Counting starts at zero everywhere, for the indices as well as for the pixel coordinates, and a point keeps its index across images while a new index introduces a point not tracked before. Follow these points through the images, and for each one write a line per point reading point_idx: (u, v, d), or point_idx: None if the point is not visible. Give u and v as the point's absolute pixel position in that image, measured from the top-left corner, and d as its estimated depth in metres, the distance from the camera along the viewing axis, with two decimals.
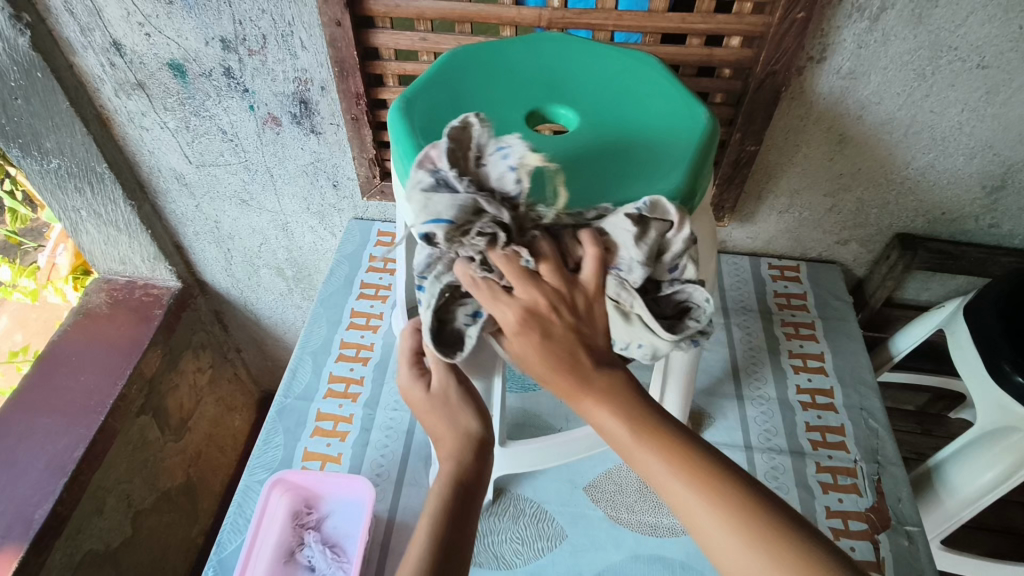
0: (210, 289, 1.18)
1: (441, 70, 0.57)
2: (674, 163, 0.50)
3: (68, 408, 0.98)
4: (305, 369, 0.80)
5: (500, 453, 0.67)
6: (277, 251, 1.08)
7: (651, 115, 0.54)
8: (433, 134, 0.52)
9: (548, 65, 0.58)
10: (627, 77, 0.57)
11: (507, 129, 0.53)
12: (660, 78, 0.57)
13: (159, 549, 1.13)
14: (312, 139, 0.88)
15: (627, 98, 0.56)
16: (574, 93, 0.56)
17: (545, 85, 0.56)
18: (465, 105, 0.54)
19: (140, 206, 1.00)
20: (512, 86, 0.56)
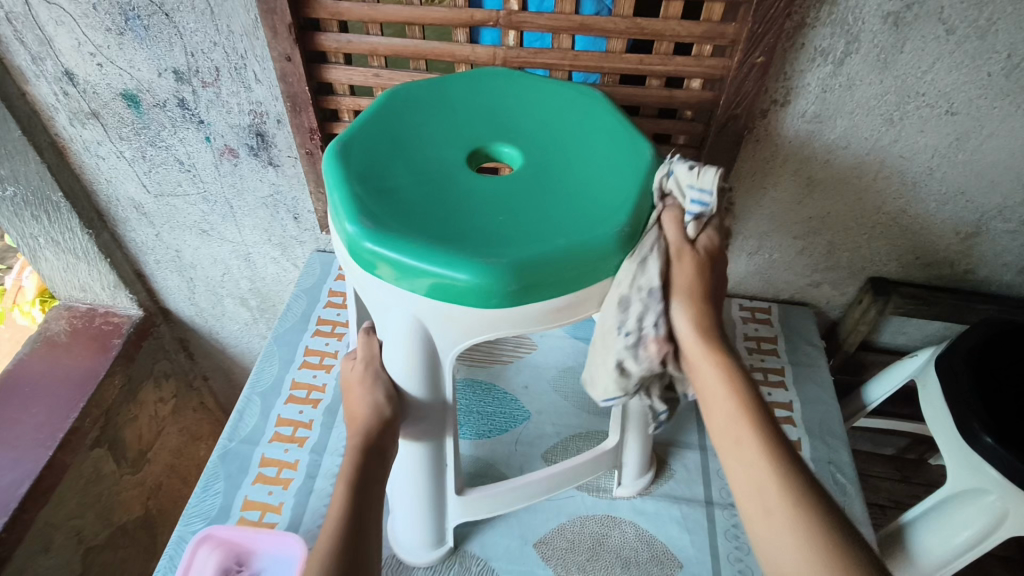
0: (174, 317, 1.15)
1: (376, 110, 0.52)
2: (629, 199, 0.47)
3: (15, 441, 0.95)
4: (253, 411, 0.77)
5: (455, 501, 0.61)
6: (240, 281, 1.05)
7: (597, 150, 0.51)
8: (369, 175, 0.47)
9: (486, 102, 0.55)
10: (570, 113, 0.54)
11: (446, 166, 0.49)
12: (603, 112, 0.55)
13: None
14: (270, 172, 0.86)
15: (573, 133, 0.53)
16: (517, 128, 0.53)
17: (486, 123, 0.53)
18: (403, 144, 0.50)
19: (99, 234, 0.98)
20: (454, 123, 0.53)
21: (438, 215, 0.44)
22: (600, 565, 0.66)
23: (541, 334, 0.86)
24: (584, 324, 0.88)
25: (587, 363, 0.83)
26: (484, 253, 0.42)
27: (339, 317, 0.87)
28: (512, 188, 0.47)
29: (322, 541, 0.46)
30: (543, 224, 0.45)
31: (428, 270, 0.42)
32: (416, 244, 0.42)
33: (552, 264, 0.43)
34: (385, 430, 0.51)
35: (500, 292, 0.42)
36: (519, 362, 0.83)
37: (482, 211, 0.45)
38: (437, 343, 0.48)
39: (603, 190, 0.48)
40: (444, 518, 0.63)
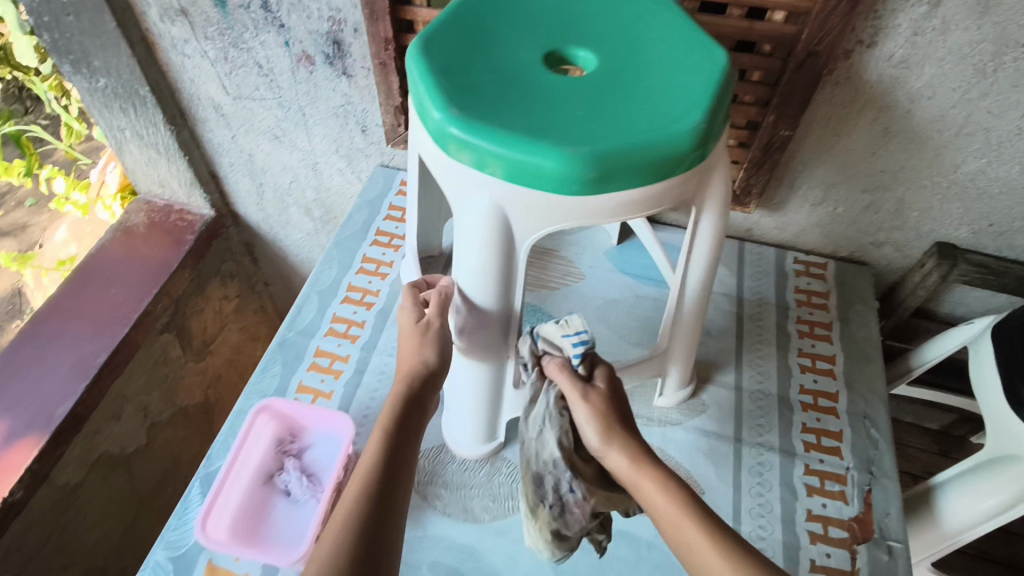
0: (242, 221, 1.21)
1: (456, 10, 0.53)
2: (710, 90, 0.47)
3: (96, 317, 1.03)
4: (311, 306, 0.82)
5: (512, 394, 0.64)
6: (306, 190, 1.10)
7: (676, 49, 0.51)
8: (452, 68, 0.48)
9: (564, 4, 0.55)
10: (648, 16, 0.54)
11: (526, 61, 0.49)
12: (681, 16, 0.54)
13: (172, 461, 1.19)
14: (343, 82, 0.88)
15: (653, 31, 0.53)
16: (597, 26, 0.53)
17: (563, 23, 0.53)
18: (483, 41, 0.51)
19: (180, 132, 1.03)
20: (533, 20, 0.53)
21: (521, 103, 0.46)
22: None
23: (590, 266, 0.87)
24: (633, 260, 0.88)
25: (632, 298, 0.84)
26: (567, 140, 0.43)
27: (397, 230, 0.90)
28: (594, 80, 0.48)
29: (362, 474, 0.49)
30: (626, 117, 0.45)
31: (511, 155, 0.43)
32: (502, 131, 0.44)
33: (634, 152, 0.43)
34: (427, 383, 0.56)
35: (580, 177, 0.43)
36: (566, 290, 0.85)
37: (564, 102, 0.46)
38: (514, 233, 0.48)
39: (685, 82, 0.48)
40: (497, 415, 0.66)
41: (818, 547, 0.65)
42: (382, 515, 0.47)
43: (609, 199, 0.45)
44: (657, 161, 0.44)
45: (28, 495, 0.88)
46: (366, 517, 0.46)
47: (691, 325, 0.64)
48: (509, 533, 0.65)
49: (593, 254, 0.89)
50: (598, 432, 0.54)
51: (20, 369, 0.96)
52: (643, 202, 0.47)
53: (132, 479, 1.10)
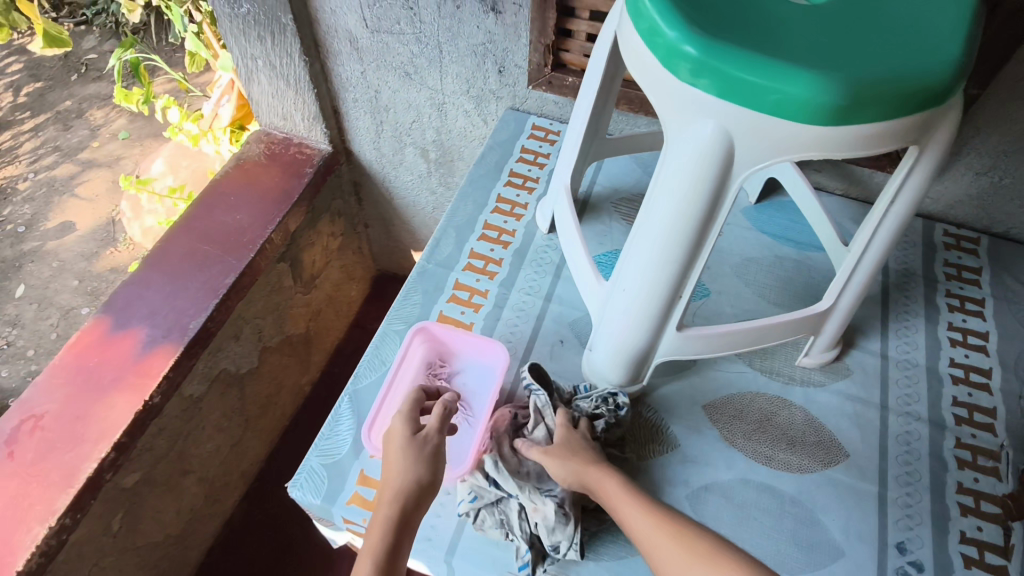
0: (355, 159, 1.23)
1: None
2: (961, 29, 0.45)
3: (224, 240, 1.06)
4: (448, 240, 0.83)
5: (673, 336, 0.62)
6: (426, 131, 1.10)
7: None
8: None
9: None
10: None
11: None
12: None
13: (275, 387, 1.24)
14: (489, 19, 0.87)
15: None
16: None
17: None
18: None
19: (312, 64, 1.05)
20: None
21: (762, 29, 0.45)
22: (767, 437, 0.68)
23: (727, 222, 0.86)
24: (772, 219, 0.86)
25: (771, 257, 0.82)
26: (817, 69, 0.42)
27: (530, 173, 0.90)
28: (834, 8, 0.46)
29: None
30: (873, 51, 0.44)
31: (756, 81, 0.42)
32: (746, 56, 0.43)
33: (890, 85, 0.42)
34: (420, 500, 0.54)
35: (829, 108, 0.42)
36: None
37: (806, 30, 0.45)
38: (732, 168, 0.47)
39: (929, 17, 0.46)
40: (650, 358, 0.65)
41: (969, 520, 0.63)
42: None
43: (851, 132, 0.44)
44: (911, 96, 0.42)
45: (163, 401, 0.93)
46: None
47: (864, 283, 0.62)
48: (653, 475, 0.66)
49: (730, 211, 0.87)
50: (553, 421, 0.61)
51: (154, 283, 1.00)
52: (882, 138, 0.45)
53: (243, 398, 1.15)
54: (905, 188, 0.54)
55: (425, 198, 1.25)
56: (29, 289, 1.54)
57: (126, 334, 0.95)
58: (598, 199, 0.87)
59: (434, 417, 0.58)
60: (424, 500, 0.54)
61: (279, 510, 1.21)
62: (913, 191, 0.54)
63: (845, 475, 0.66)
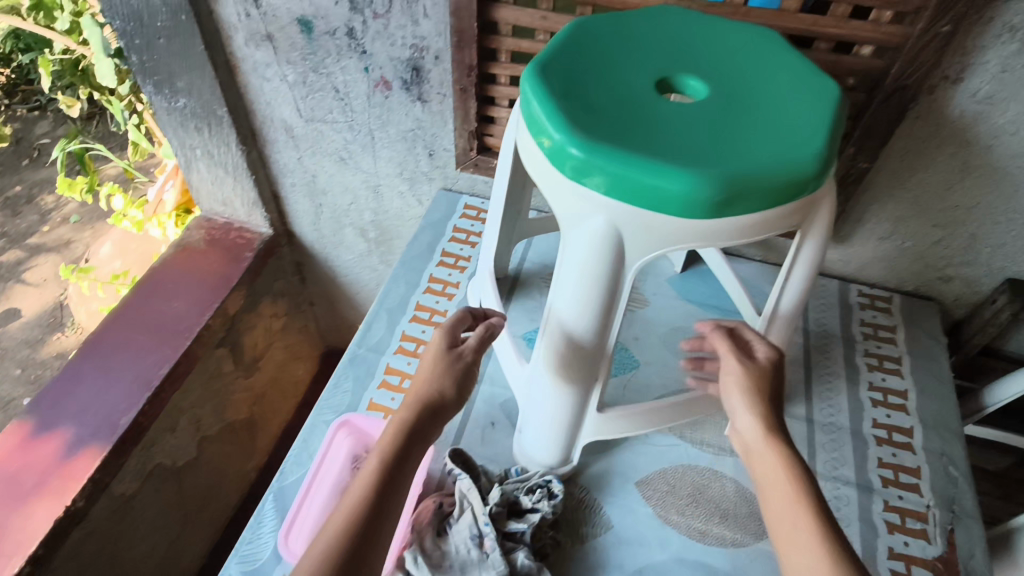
0: (296, 240, 1.24)
1: (567, 35, 0.54)
2: (828, 118, 0.48)
3: (160, 329, 1.04)
4: (380, 324, 0.83)
5: (594, 417, 0.63)
6: (364, 212, 1.12)
7: (783, 81, 0.51)
8: (569, 93, 0.49)
9: (670, 33, 0.56)
10: (754, 49, 0.55)
11: (637, 86, 0.50)
12: (783, 49, 0.55)
13: (216, 476, 1.20)
14: (417, 107, 0.90)
15: (760, 53, 0.54)
16: (702, 46, 0.55)
17: (671, 50, 0.54)
18: (597, 67, 0.52)
19: (249, 152, 1.06)
20: (639, 38, 0.55)
21: (644, 127, 0.47)
22: (700, 511, 0.68)
23: (653, 293, 0.88)
24: (696, 287, 0.89)
25: (697, 326, 0.84)
26: (693, 165, 0.44)
27: (462, 252, 0.92)
28: (711, 103, 0.49)
29: (345, 513, 0.49)
30: (746, 144, 0.46)
31: (639, 177, 0.44)
32: (626, 154, 0.45)
33: (765, 176, 0.44)
34: (434, 413, 0.55)
35: (707, 200, 0.44)
36: (631, 316, 0.86)
37: (686, 125, 0.47)
38: (625, 255, 0.49)
39: (800, 106, 0.49)
40: (576, 436, 0.65)
41: None
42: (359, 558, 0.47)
43: (732, 221, 0.46)
44: (786, 185, 0.45)
45: (87, 504, 0.89)
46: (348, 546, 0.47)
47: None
48: (587, 561, 0.64)
49: (656, 282, 0.89)
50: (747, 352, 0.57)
51: (84, 378, 0.97)
52: (764, 224, 0.47)
53: (181, 492, 1.10)
54: (799, 264, 0.56)
55: (368, 275, 1.26)
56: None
57: (52, 434, 0.91)
58: (529, 275, 0.89)
59: (475, 334, 0.59)
60: (441, 412, 0.56)
61: None
62: (804, 267, 0.56)
63: (777, 547, 0.66)
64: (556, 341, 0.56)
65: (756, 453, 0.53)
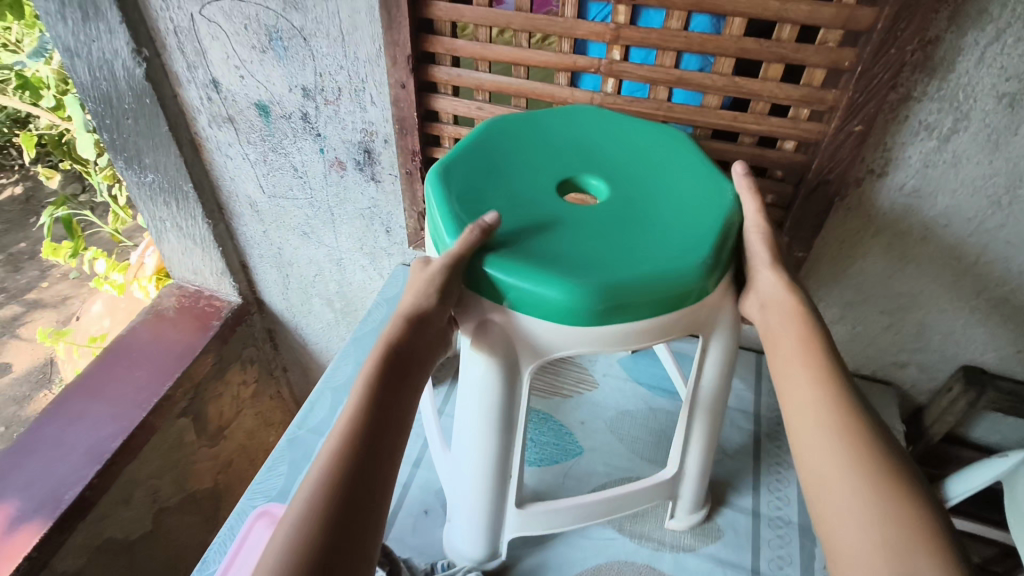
0: (266, 308, 1.24)
1: (479, 138, 0.56)
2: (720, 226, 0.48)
3: (118, 399, 1.04)
4: (323, 405, 0.82)
5: (512, 514, 0.61)
6: (329, 283, 1.13)
7: (683, 187, 0.53)
8: (466, 197, 0.50)
9: (582, 135, 0.58)
10: (661, 152, 0.57)
11: (537, 190, 0.52)
12: (690, 152, 0.56)
13: (174, 548, 1.17)
14: (371, 186, 0.92)
15: (669, 158, 0.56)
16: (612, 150, 0.57)
17: (580, 154, 0.56)
18: (501, 171, 0.53)
19: (216, 225, 1.09)
20: (552, 141, 0.57)
21: (536, 229, 0.48)
22: None
23: (603, 373, 0.87)
24: (648, 369, 0.88)
25: (646, 410, 0.83)
26: (575, 273, 0.44)
27: None
28: (608, 206, 0.50)
29: (333, 446, 0.42)
30: (633, 252, 0.46)
31: (521, 283, 0.45)
32: (510, 261, 0.45)
33: (648, 283, 0.44)
34: (419, 326, 0.48)
35: (588, 309, 0.44)
36: (578, 398, 0.84)
37: (578, 228, 0.48)
38: (520, 356, 0.49)
39: (696, 214, 0.50)
40: (498, 532, 0.63)
41: None
42: (365, 490, 0.41)
43: (618, 330, 0.46)
44: (669, 293, 0.45)
45: None
46: (345, 486, 0.41)
47: (703, 449, 0.62)
48: None
49: (607, 362, 0.88)
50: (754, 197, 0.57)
51: (37, 450, 0.97)
52: (655, 333, 0.47)
53: (132, 567, 1.08)
54: (709, 361, 0.56)
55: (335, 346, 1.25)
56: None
57: None
58: None
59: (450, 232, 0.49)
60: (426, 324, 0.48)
61: None
62: (714, 363, 0.56)
63: None
64: (467, 432, 0.55)
65: (774, 304, 0.52)
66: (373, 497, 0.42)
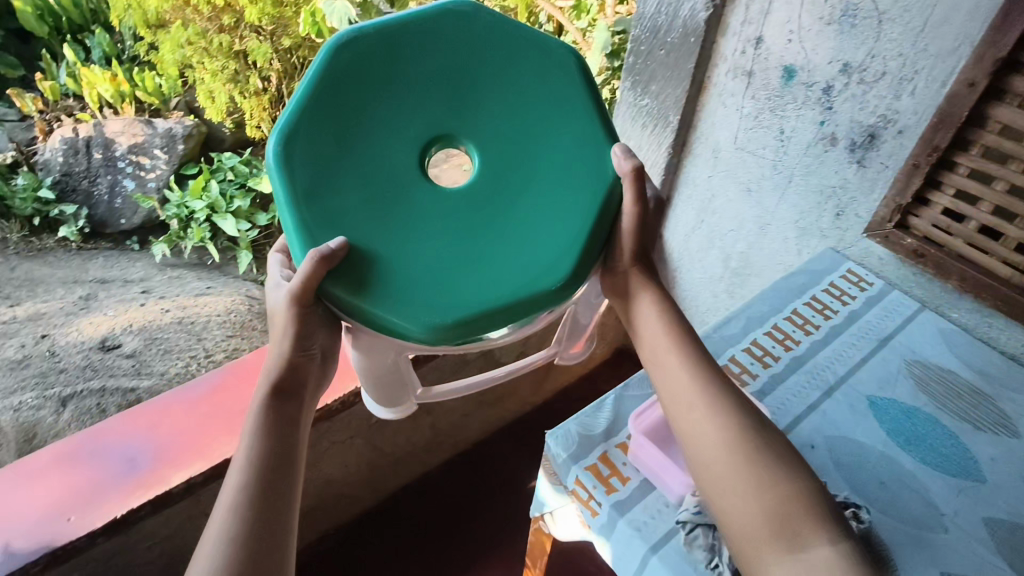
0: (661, 242, 1.40)
1: (315, 103, 0.60)
2: (566, 265, 0.63)
3: None
4: (738, 323, 0.94)
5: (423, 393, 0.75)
6: (739, 241, 1.22)
7: (537, 211, 0.64)
8: (315, 202, 0.59)
9: (438, 111, 0.64)
10: (520, 155, 0.66)
11: (392, 190, 0.61)
12: (545, 157, 0.66)
13: (512, 387, 1.45)
14: (852, 168, 0.96)
15: (531, 152, 0.66)
16: (475, 121, 0.65)
17: (438, 135, 0.64)
18: (350, 161, 0.60)
19: (671, 158, 1.23)
20: (413, 100, 0.63)
21: (390, 245, 0.60)
22: None
23: None
24: None
25: None
26: (432, 312, 0.59)
27: (832, 303, 0.97)
28: (463, 219, 0.63)
29: (238, 482, 0.56)
30: (484, 282, 0.61)
31: (386, 307, 0.59)
32: (371, 293, 0.59)
33: (500, 318, 0.60)
34: (293, 366, 0.64)
35: (443, 336, 0.59)
36: (990, 437, 0.80)
37: (431, 250, 0.61)
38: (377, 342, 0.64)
39: (544, 238, 0.64)
40: (405, 405, 0.75)
41: None
42: (272, 507, 0.56)
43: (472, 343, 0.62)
44: (515, 319, 0.61)
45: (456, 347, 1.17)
46: (255, 504, 0.55)
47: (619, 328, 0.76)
48: None
49: None
50: (632, 192, 0.65)
51: None
52: (505, 337, 0.64)
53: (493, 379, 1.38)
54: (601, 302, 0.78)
55: (693, 290, 1.38)
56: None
57: None
58: (892, 353, 0.90)
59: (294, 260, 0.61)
60: (295, 365, 0.64)
61: (466, 487, 1.43)
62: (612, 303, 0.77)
63: None
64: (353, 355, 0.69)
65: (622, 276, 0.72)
66: (282, 502, 0.57)
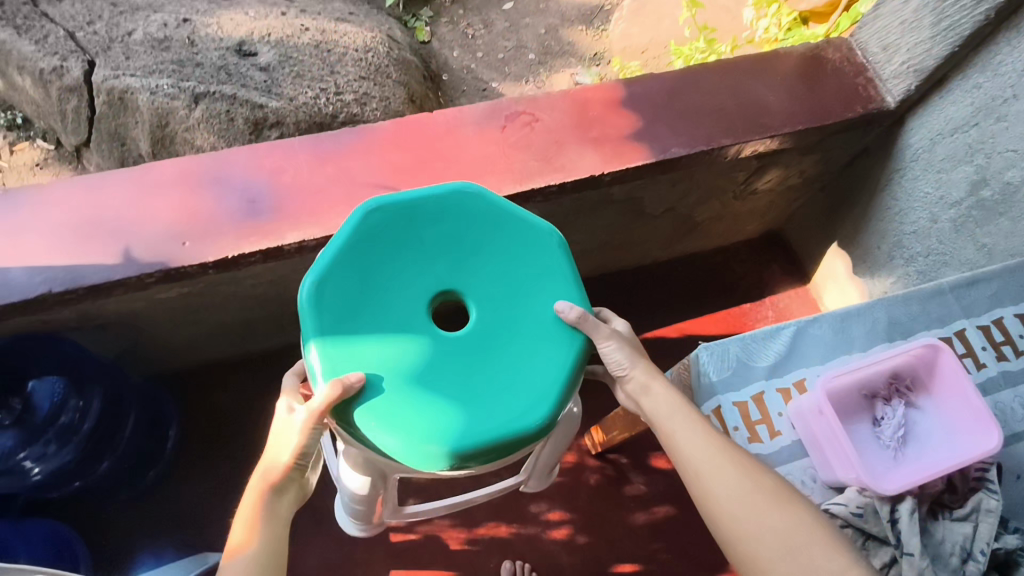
0: (897, 131, 1.09)
1: (340, 252, 0.61)
2: (551, 400, 0.58)
3: (743, 107, 1.02)
4: (952, 302, 0.76)
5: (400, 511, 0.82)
6: (1012, 169, 0.92)
7: (529, 354, 0.60)
8: (335, 334, 0.59)
9: (442, 261, 0.62)
10: (519, 301, 0.62)
11: (396, 327, 0.59)
12: (541, 309, 0.62)
13: (643, 238, 1.29)
14: None
15: (523, 317, 0.61)
16: (478, 268, 0.62)
17: (441, 281, 0.61)
18: (370, 300, 0.60)
19: (986, 26, 0.89)
20: (419, 262, 0.62)
21: (390, 392, 0.57)
22: None
23: None
24: None
25: None
26: (425, 441, 0.56)
27: None
28: (459, 357, 0.59)
29: None
30: (474, 416, 0.57)
31: (384, 430, 0.56)
32: (370, 416, 0.56)
33: (485, 452, 0.57)
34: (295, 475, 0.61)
35: (437, 462, 0.56)
36: None
37: (429, 399, 0.57)
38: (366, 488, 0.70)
39: (535, 391, 0.58)
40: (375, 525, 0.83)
41: None
42: None
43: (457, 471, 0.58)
44: (507, 449, 0.57)
45: (608, 184, 0.99)
46: None
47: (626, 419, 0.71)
48: None
49: None
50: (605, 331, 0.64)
51: (675, 98, 1.02)
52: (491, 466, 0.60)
53: (630, 225, 1.22)
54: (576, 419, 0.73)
55: (905, 204, 1.12)
56: (511, 8, 1.90)
57: (628, 114, 1.00)
58: None
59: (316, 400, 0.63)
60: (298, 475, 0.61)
61: None
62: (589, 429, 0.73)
63: None
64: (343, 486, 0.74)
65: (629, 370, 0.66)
66: None
